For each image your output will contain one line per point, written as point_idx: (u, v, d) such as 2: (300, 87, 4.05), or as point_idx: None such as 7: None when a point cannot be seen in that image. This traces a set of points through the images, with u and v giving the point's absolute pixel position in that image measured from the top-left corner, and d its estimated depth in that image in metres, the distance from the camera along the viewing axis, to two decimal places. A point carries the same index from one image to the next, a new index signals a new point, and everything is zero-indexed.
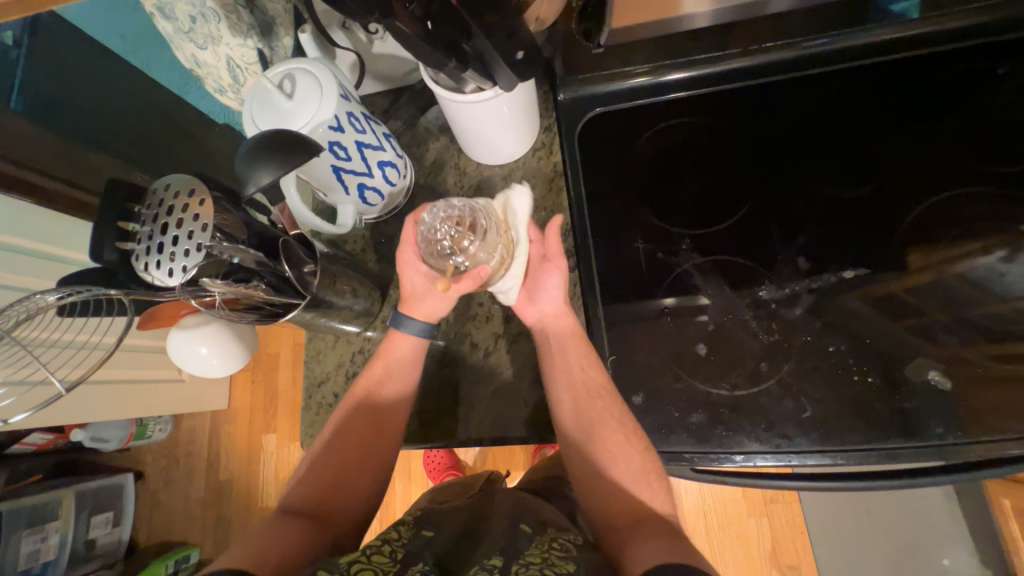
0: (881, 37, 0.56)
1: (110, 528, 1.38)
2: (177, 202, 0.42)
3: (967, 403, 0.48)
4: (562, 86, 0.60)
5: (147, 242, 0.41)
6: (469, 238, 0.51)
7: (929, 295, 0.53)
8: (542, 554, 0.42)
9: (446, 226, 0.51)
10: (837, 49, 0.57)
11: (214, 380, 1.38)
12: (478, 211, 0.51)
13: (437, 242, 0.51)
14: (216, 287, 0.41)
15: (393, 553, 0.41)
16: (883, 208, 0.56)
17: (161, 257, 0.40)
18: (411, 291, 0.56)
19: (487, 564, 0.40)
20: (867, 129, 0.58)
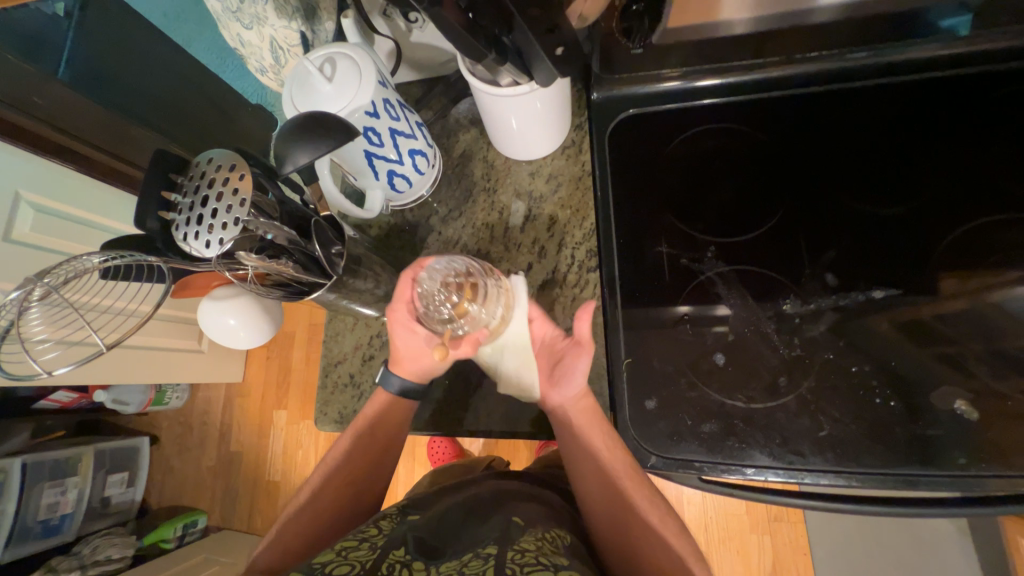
0: (934, 53, 0.54)
1: (124, 488, 1.44)
2: (218, 175, 0.42)
3: (994, 436, 0.47)
4: (596, 86, 0.60)
5: (188, 213, 0.42)
6: (468, 300, 0.54)
7: (962, 322, 0.51)
8: (536, 542, 0.43)
9: (447, 289, 0.54)
10: (890, 62, 0.55)
11: (231, 353, 1.42)
12: (479, 274, 0.54)
13: (436, 304, 0.55)
14: (250, 262, 0.41)
15: (370, 544, 0.43)
16: (918, 230, 0.54)
17: (200, 229, 0.41)
18: (405, 350, 0.57)
19: (482, 553, 0.41)
20: (909, 145, 0.56)
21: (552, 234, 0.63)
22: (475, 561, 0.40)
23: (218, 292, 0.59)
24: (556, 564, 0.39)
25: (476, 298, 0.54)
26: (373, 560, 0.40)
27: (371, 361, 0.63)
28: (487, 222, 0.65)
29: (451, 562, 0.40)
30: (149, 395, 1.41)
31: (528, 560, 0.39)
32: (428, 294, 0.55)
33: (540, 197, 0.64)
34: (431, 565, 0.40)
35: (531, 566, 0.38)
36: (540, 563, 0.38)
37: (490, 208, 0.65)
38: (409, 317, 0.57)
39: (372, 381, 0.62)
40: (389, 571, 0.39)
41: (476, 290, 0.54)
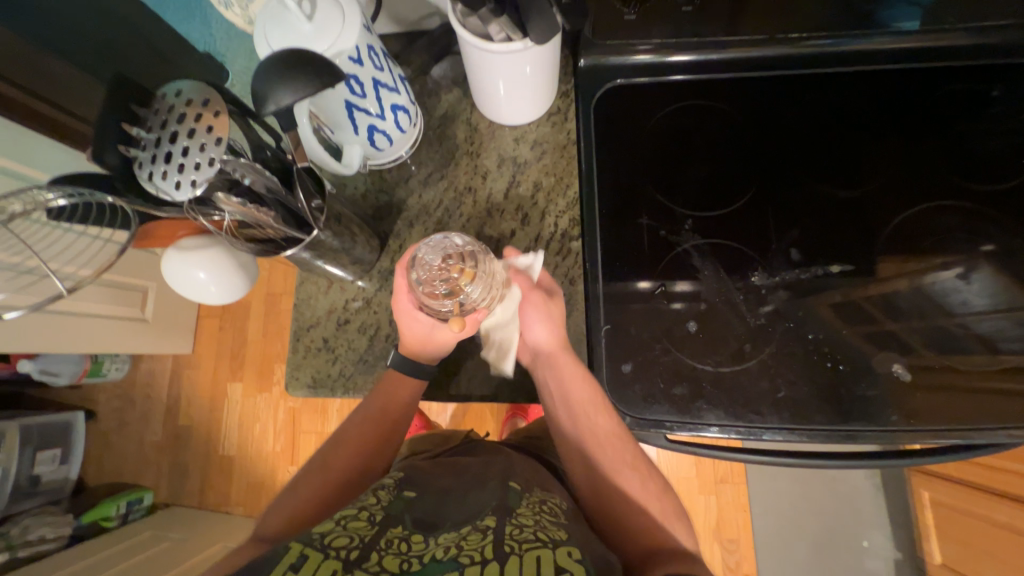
0: (885, 46, 0.59)
1: (56, 465, 1.33)
2: (190, 111, 0.41)
3: (920, 396, 0.53)
4: (585, 54, 0.60)
5: (154, 150, 0.41)
6: (467, 271, 0.52)
7: (902, 296, 0.56)
8: (534, 516, 0.44)
9: (444, 262, 0.52)
10: (844, 52, 0.60)
11: (178, 323, 1.32)
12: (473, 246, 0.53)
13: (436, 281, 0.51)
14: (229, 206, 0.43)
15: (370, 515, 0.42)
16: (871, 211, 0.59)
17: (171, 168, 0.40)
18: (413, 337, 0.56)
19: (482, 527, 0.41)
20: (867, 132, 0.60)
21: (537, 200, 0.63)
22: (474, 535, 0.40)
23: (185, 242, 0.55)
24: (553, 540, 0.40)
25: (476, 272, 0.52)
26: (372, 534, 0.40)
27: (346, 325, 0.61)
28: (469, 187, 0.64)
29: (450, 535, 0.41)
30: (84, 366, 1.29)
31: (526, 536, 0.39)
32: (427, 275, 0.51)
33: (524, 163, 0.64)
34: (428, 538, 0.41)
35: (529, 545, 0.38)
36: (538, 541, 0.39)
37: (472, 172, 0.64)
38: (411, 303, 0.54)
39: (347, 346, 0.61)
40: (386, 545, 0.39)
41: (476, 261, 0.52)
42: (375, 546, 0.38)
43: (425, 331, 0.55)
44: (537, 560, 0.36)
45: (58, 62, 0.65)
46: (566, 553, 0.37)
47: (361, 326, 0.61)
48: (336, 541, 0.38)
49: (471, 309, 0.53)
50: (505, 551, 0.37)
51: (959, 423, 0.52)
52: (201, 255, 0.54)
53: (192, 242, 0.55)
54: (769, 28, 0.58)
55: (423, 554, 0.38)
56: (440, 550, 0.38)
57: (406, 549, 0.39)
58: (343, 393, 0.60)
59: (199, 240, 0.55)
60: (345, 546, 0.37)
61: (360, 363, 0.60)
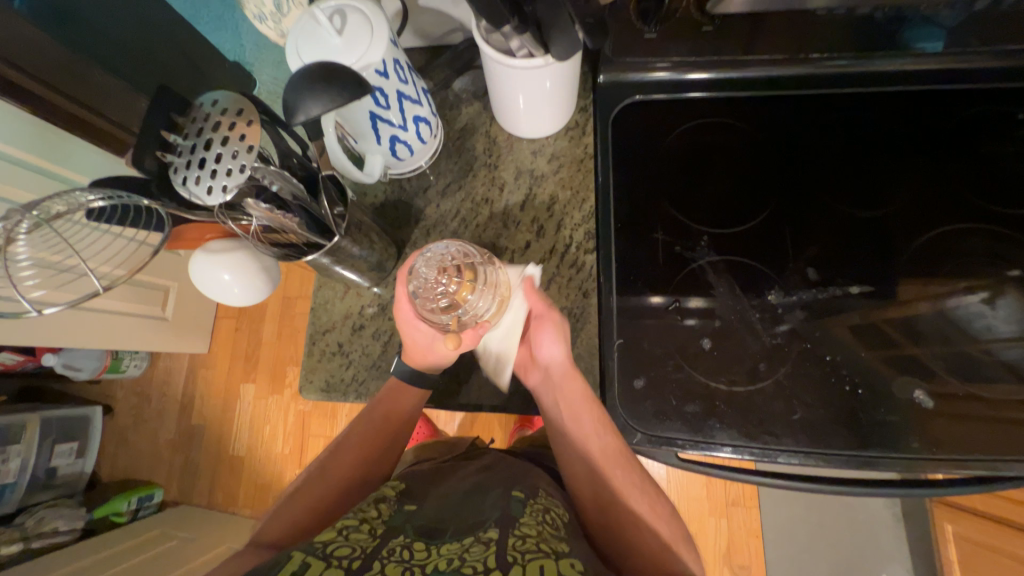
0: (907, 68, 0.59)
1: (73, 459, 1.37)
2: (225, 119, 0.43)
3: (943, 424, 0.51)
4: (604, 71, 0.62)
5: (189, 156, 0.43)
6: (469, 286, 0.51)
7: (924, 320, 0.55)
8: (537, 526, 0.43)
9: (445, 277, 0.50)
10: (864, 73, 0.60)
11: (196, 323, 1.35)
12: (476, 256, 0.52)
13: (434, 294, 0.51)
14: (257, 212, 0.45)
15: (370, 529, 0.42)
16: (893, 233, 0.58)
17: (204, 173, 0.42)
18: (413, 347, 0.54)
19: (484, 538, 0.41)
20: (889, 153, 0.60)
21: (552, 214, 0.63)
22: (477, 546, 0.40)
23: (213, 244, 0.56)
24: (556, 551, 0.39)
25: (476, 281, 0.51)
26: (373, 545, 0.40)
27: (361, 330, 0.62)
28: (486, 198, 0.65)
29: (452, 544, 0.41)
30: (105, 362, 1.32)
31: (528, 547, 0.39)
32: (424, 287, 0.52)
33: (541, 176, 0.64)
34: (431, 545, 0.41)
35: (532, 555, 0.38)
36: (540, 551, 0.38)
37: (489, 184, 0.65)
38: (412, 313, 0.54)
39: (361, 351, 0.61)
40: (389, 554, 0.39)
41: (475, 272, 0.52)
42: (378, 555, 0.38)
43: (428, 342, 0.54)
44: (540, 569, 0.36)
45: (100, 71, 0.68)
46: (568, 565, 0.37)
47: (375, 332, 0.61)
48: (338, 551, 0.38)
49: (472, 322, 0.53)
50: (507, 561, 0.37)
51: (984, 454, 0.50)
52: (224, 259, 0.56)
53: (216, 245, 0.56)
54: (789, 48, 0.58)
55: (425, 564, 0.38)
56: (443, 559, 0.38)
57: (408, 558, 0.39)
58: (355, 398, 0.61)
59: (226, 244, 0.56)
60: (346, 555, 0.38)
61: (372, 369, 0.61)
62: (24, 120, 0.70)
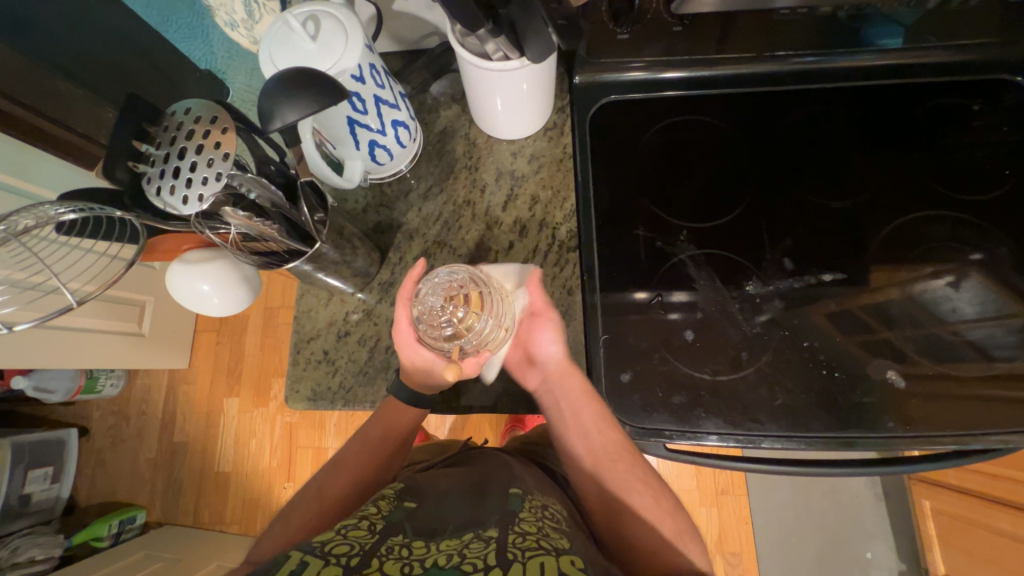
0: (868, 63, 0.62)
1: (48, 484, 1.31)
2: (199, 128, 0.42)
3: (915, 403, 0.54)
4: (579, 71, 0.63)
5: (163, 165, 0.42)
6: (473, 313, 0.50)
7: (894, 303, 0.57)
8: (536, 522, 0.43)
9: (450, 305, 0.49)
10: (827, 68, 0.62)
11: (175, 337, 1.31)
12: (482, 285, 0.51)
13: (436, 319, 0.50)
14: (235, 220, 0.44)
15: (369, 524, 0.42)
16: (861, 221, 0.60)
17: (179, 183, 0.41)
18: (415, 371, 0.54)
19: (484, 536, 0.40)
20: (854, 145, 0.62)
21: (534, 214, 0.64)
22: (477, 543, 0.39)
23: (181, 263, 0.55)
24: (556, 548, 0.39)
25: (482, 310, 0.50)
26: (372, 542, 0.39)
27: (346, 338, 0.61)
28: (468, 200, 0.65)
29: (452, 541, 0.40)
30: (78, 382, 1.28)
31: (528, 544, 0.39)
32: (429, 313, 0.50)
33: (521, 177, 0.65)
34: (430, 544, 0.40)
35: (533, 552, 0.37)
36: (541, 548, 0.38)
37: (471, 186, 0.65)
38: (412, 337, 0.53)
39: (347, 358, 0.61)
40: (387, 552, 0.38)
41: (481, 299, 0.51)
42: (376, 552, 0.38)
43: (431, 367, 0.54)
44: (542, 568, 0.36)
45: (64, 82, 0.66)
46: (568, 562, 0.37)
47: (361, 338, 0.61)
48: (337, 549, 0.38)
49: (475, 351, 0.51)
50: (507, 558, 0.37)
51: (956, 429, 0.52)
52: (191, 271, 0.55)
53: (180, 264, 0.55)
54: (758, 46, 0.60)
55: (425, 559, 0.38)
56: (443, 554, 0.38)
57: (407, 553, 0.38)
58: (343, 405, 0.60)
59: (192, 257, 0.55)
60: (344, 554, 0.37)
61: (360, 375, 0.60)
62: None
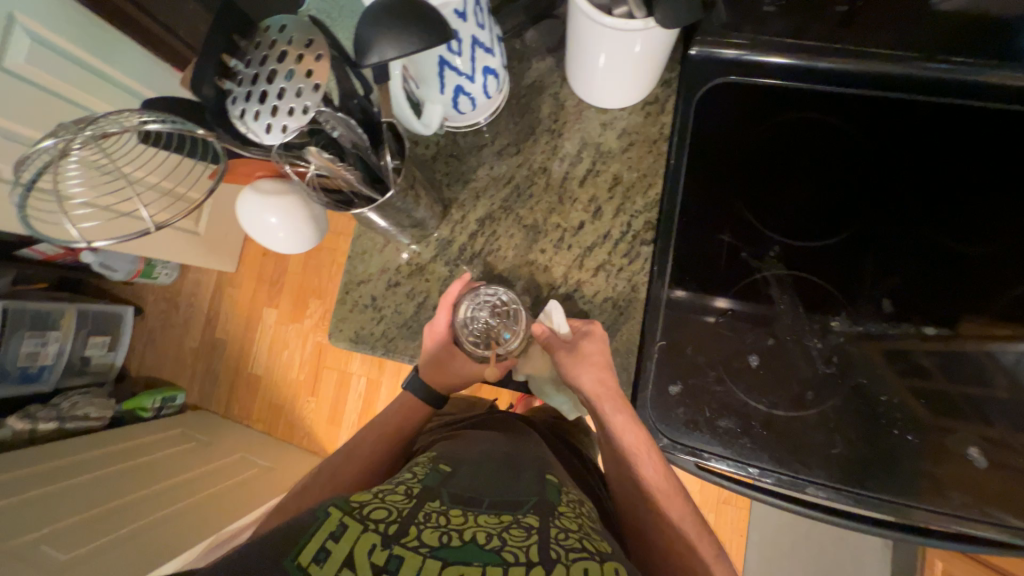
0: None
1: (105, 352, 1.44)
2: (292, 51, 0.39)
3: (992, 488, 0.48)
4: (698, 41, 0.55)
5: (251, 87, 0.40)
6: (508, 324, 0.57)
7: (999, 376, 0.50)
8: (577, 519, 0.42)
9: (488, 316, 0.57)
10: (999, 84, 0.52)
11: (228, 241, 1.36)
12: (516, 302, 0.56)
13: (476, 329, 0.56)
14: (317, 160, 0.41)
15: (406, 489, 0.43)
16: (986, 274, 0.52)
17: (265, 110, 0.39)
18: (444, 373, 0.57)
19: (523, 522, 0.40)
20: (1008, 183, 0.53)
21: (612, 196, 0.59)
22: (517, 529, 0.39)
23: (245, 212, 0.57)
24: (599, 551, 0.38)
25: (515, 325, 0.56)
26: (409, 508, 0.40)
27: (395, 288, 0.60)
28: (544, 167, 0.60)
29: (491, 519, 0.40)
30: (138, 266, 1.36)
31: (571, 543, 0.38)
32: (470, 324, 0.56)
33: (608, 152, 0.59)
34: (467, 513, 0.40)
35: (576, 554, 0.36)
36: (584, 550, 0.37)
37: (550, 152, 0.60)
38: (447, 342, 0.56)
39: (393, 308, 0.60)
40: (424, 520, 0.38)
41: (516, 316, 0.56)
42: (413, 520, 0.38)
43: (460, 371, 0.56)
44: (586, 573, 0.34)
45: None
46: (612, 570, 0.36)
47: (410, 291, 0.60)
48: (374, 514, 0.38)
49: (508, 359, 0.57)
50: (550, 557, 0.36)
51: None
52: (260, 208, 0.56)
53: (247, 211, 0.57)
54: (924, 44, 0.51)
55: (460, 531, 0.38)
56: (479, 532, 0.38)
57: (444, 522, 0.38)
58: (383, 354, 0.60)
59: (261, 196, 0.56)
60: (383, 520, 0.37)
61: (404, 329, 0.59)
62: (83, 13, 0.69)
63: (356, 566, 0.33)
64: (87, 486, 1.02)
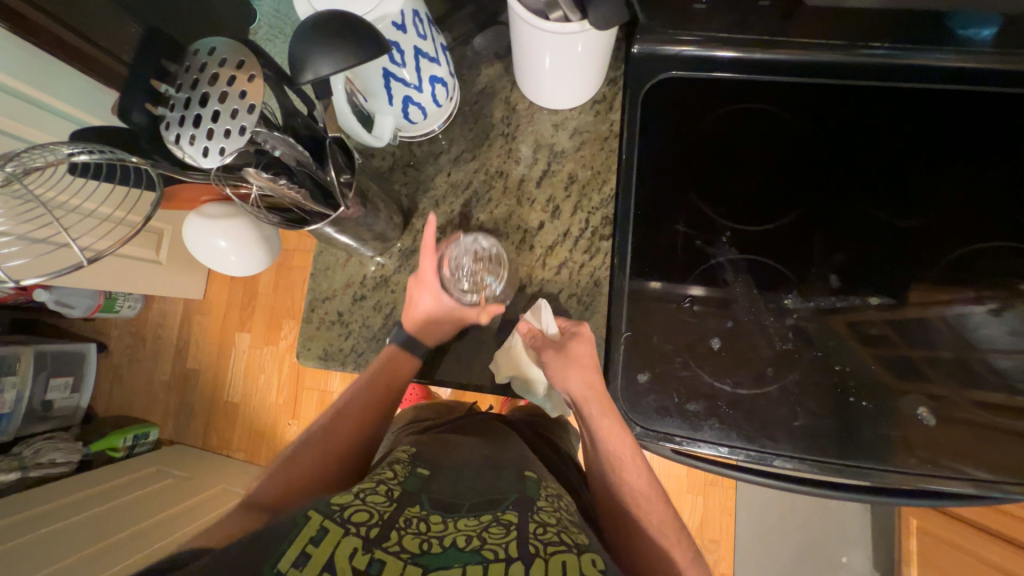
0: (965, 65, 0.55)
1: (69, 393, 1.38)
2: (224, 73, 0.38)
3: (944, 444, 0.51)
4: (639, 39, 0.57)
5: (184, 113, 0.39)
6: (492, 270, 0.58)
7: (942, 339, 0.53)
8: (555, 514, 0.43)
9: (473, 261, 0.58)
10: (917, 65, 0.56)
11: (192, 268, 1.33)
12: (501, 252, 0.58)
13: (460, 274, 0.57)
14: (258, 181, 0.42)
15: (387, 491, 0.43)
16: (922, 243, 0.55)
17: (200, 134, 0.38)
18: (423, 315, 0.56)
19: (503, 519, 0.40)
20: (935, 156, 0.56)
21: (569, 194, 0.60)
22: (496, 527, 0.39)
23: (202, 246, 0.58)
24: (577, 543, 0.39)
25: (499, 271, 0.58)
26: (390, 512, 0.39)
27: (362, 301, 0.60)
28: (501, 170, 0.61)
29: (470, 520, 0.40)
30: (98, 301, 1.30)
31: (550, 537, 0.38)
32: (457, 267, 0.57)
33: (561, 152, 0.61)
34: (447, 519, 0.40)
35: (555, 547, 0.37)
36: (563, 544, 0.38)
37: (506, 155, 0.61)
38: (431, 284, 0.55)
39: (361, 322, 0.60)
40: (405, 524, 0.38)
41: (501, 262, 0.58)
42: (395, 524, 0.38)
43: (439, 312, 0.56)
44: (564, 566, 0.35)
45: None
46: (590, 562, 0.37)
47: (377, 303, 0.60)
48: (356, 516, 0.38)
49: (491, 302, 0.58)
50: (529, 551, 0.36)
51: (982, 475, 0.50)
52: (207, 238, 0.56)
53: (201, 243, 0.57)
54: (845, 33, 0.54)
55: (442, 537, 0.38)
56: (460, 535, 0.38)
57: (425, 529, 0.38)
58: (354, 369, 0.60)
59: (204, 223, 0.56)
60: (365, 524, 0.37)
61: (373, 341, 0.59)
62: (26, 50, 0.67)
63: (336, 569, 0.33)
64: (58, 534, 0.97)
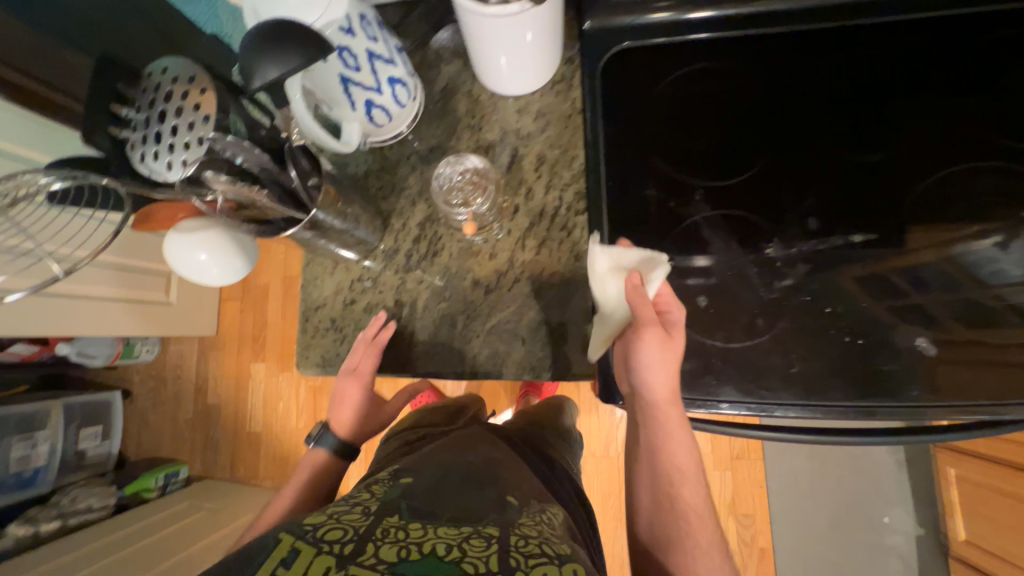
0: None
1: (100, 441, 1.42)
2: (177, 89, 0.44)
3: (947, 373, 0.50)
4: (588, 16, 0.58)
5: (144, 129, 0.45)
6: (478, 188, 0.60)
7: (930, 267, 0.53)
8: (537, 528, 0.39)
9: (461, 179, 0.60)
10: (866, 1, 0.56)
11: (202, 305, 1.37)
12: (486, 167, 0.60)
13: (451, 192, 0.60)
14: (219, 183, 0.43)
15: (361, 508, 0.39)
16: (901, 175, 0.54)
17: (161, 148, 0.44)
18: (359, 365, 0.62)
19: (484, 532, 0.37)
20: (900, 87, 0.56)
21: (539, 175, 0.61)
22: (477, 538, 0.36)
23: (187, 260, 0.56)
24: (559, 554, 0.36)
25: (484, 191, 0.60)
26: (364, 524, 0.36)
27: (352, 305, 0.62)
28: None
29: (449, 530, 0.36)
30: (117, 348, 1.35)
31: (532, 551, 0.35)
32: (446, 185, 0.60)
33: (527, 136, 0.62)
34: (426, 526, 0.37)
35: (537, 561, 0.34)
36: (545, 556, 0.35)
37: (474, 146, 0.63)
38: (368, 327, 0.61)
39: (354, 325, 0.62)
40: (382, 535, 0.35)
41: (486, 180, 0.60)
42: (370, 536, 0.35)
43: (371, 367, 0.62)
44: None
45: None
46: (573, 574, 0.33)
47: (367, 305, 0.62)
48: (328, 533, 0.35)
49: (479, 223, 0.60)
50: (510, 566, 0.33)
51: (991, 399, 0.49)
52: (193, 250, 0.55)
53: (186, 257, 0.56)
54: None
55: (419, 545, 0.34)
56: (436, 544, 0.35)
57: (403, 536, 0.35)
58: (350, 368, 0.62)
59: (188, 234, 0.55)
60: (337, 539, 0.34)
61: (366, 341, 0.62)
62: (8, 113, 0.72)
63: None
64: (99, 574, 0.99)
